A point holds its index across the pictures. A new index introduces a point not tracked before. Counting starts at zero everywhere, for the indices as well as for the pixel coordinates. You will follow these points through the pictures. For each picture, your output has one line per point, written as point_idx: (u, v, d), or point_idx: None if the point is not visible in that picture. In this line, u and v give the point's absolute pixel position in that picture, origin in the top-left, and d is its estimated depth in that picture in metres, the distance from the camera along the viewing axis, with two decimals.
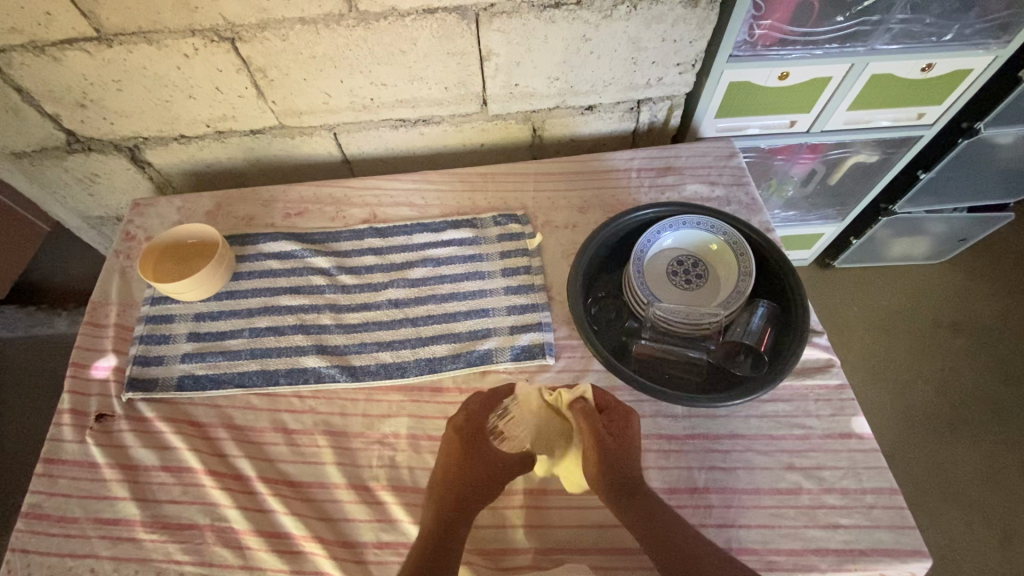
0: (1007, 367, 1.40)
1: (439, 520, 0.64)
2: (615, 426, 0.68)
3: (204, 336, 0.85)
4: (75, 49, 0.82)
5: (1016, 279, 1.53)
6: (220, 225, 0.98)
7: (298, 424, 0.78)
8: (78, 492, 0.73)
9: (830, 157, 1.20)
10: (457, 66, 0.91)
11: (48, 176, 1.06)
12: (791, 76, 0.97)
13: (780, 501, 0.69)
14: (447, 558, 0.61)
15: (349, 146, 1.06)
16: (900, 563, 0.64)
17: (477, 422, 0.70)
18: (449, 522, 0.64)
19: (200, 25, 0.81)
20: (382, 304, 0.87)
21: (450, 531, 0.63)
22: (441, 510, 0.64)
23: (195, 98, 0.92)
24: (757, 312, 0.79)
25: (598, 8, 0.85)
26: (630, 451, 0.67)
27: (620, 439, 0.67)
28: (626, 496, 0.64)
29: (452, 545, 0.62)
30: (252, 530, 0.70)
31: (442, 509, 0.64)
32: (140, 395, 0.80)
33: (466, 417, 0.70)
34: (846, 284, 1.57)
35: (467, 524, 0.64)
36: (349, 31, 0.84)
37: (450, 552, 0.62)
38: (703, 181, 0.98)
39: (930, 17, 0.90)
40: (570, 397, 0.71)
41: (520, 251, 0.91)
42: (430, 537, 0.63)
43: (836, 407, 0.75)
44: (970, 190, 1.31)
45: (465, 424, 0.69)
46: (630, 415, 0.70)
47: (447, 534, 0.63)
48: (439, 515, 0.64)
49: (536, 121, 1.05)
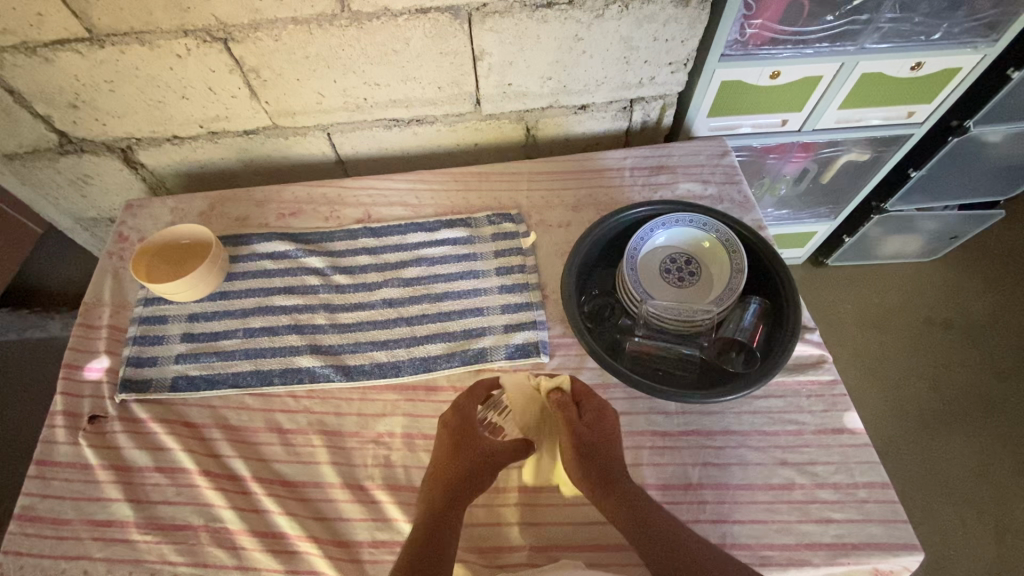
0: (999, 363, 1.41)
1: (431, 513, 0.64)
2: (592, 420, 0.69)
3: (199, 337, 0.84)
4: (67, 50, 0.82)
5: (1008, 277, 1.54)
6: (214, 226, 0.98)
7: (293, 424, 0.78)
8: (71, 494, 0.72)
9: (822, 155, 1.20)
10: (450, 66, 0.92)
11: (40, 178, 1.06)
12: (782, 76, 0.98)
13: (774, 496, 0.69)
14: (439, 550, 0.61)
15: (343, 146, 1.06)
16: (892, 557, 0.65)
17: (464, 414, 0.71)
18: (442, 514, 0.64)
19: (193, 25, 0.81)
20: (376, 303, 0.87)
21: (442, 524, 0.63)
22: (433, 503, 0.65)
23: (189, 99, 0.92)
24: (750, 308, 0.80)
25: (589, 7, 0.85)
26: (610, 443, 0.67)
27: (596, 427, 0.68)
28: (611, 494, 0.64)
29: (444, 537, 0.62)
30: (247, 531, 0.70)
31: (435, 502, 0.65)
32: (134, 396, 0.79)
33: (453, 411, 0.71)
34: (838, 282, 1.58)
35: (457, 517, 0.64)
36: (342, 30, 0.84)
37: (440, 547, 0.61)
38: (696, 180, 0.99)
39: (919, 16, 0.91)
40: (547, 386, 0.72)
41: (514, 250, 0.91)
42: (423, 531, 0.63)
43: (828, 403, 0.75)
44: (960, 187, 1.32)
45: (454, 419, 0.71)
46: (605, 408, 0.70)
47: (439, 528, 0.63)
48: (432, 508, 0.65)
49: (529, 120, 1.06)
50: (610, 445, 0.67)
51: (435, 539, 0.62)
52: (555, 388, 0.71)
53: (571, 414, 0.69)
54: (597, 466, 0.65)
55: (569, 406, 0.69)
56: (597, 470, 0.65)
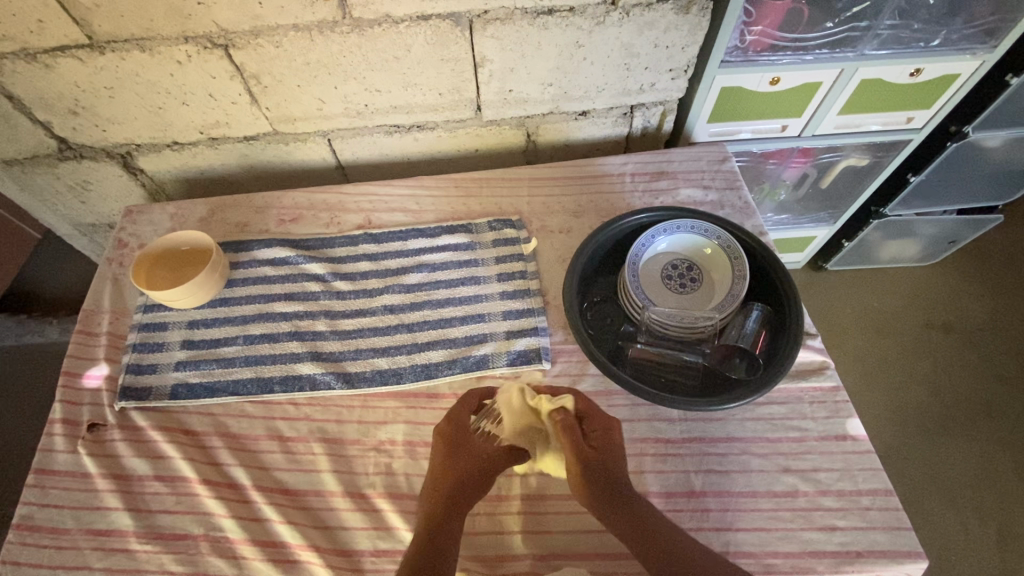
0: (999, 367, 1.42)
1: (431, 518, 0.64)
2: (597, 436, 0.68)
3: (199, 344, 0.84)
4: (67, 56, 0.82)
5: (1006, 281, 1.54)
6: (214, 232, 0.98)
7: (293, 432, 0.77)
8: (70, 504, 0.72)
9: (821, 161, 1.21)
10: (451, 73, 0.92)
11: (39, 184, 1.05)
12: (782, 82, 0.98)
13: (777, 503, 0.69)
14: (439, 558, 0.60)
15: (343, 153, 1.06)
16: (896, 565, 0.65)
17: (460, 423, 0.71)
18: (440, 524, 0.63)
19: (194, 32, 0.81)
20: (377, 310, 0.87)
21: (443, 534, 0.62)
22: (432, 512, 0.64)
23: (189, 105, 0.92)
24: (752, 314, 0.80)
25: (590, 15, 0.85)
26: (614, 455, 0.67)
27: (602, 443, 0.67)
28: (612, 500, 0.63)
29: (446, 546, 0.61)
30: (247, 540, 0.69)
31: (436, 512, 0.64)
32: (133, 404, 0.79)
33: (450, 420, 0.71)
34: (838, 287, 1.58)
35: (457, 526, 0.64)
36: (343, 37, 0.84)
37: (441, 557, 0.60)
38: (696, 186, 0.99)
39: (918, 23, 0.92)
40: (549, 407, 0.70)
41: (515, 256, 0.91)
42: (424, 543, 0.61)
43: (830, 409, 0.75)
44: (958, 193, 1.33)
45: (449, 427, 0.71)
46: (612, 425, 0.69)
47: (438, 534, 0.62)
48: (432, 518, 0.64)
49: (529, 127, 1.06)
50: (613, 456, 0.67)
51: (436, 549, 0.61)
52: (559, 409, 0.69)
53: (575, 433, 0.68)
54: (597, 475, 0.65)
55: (572, 426, 0.68)
56: (603, 482, 0.64)
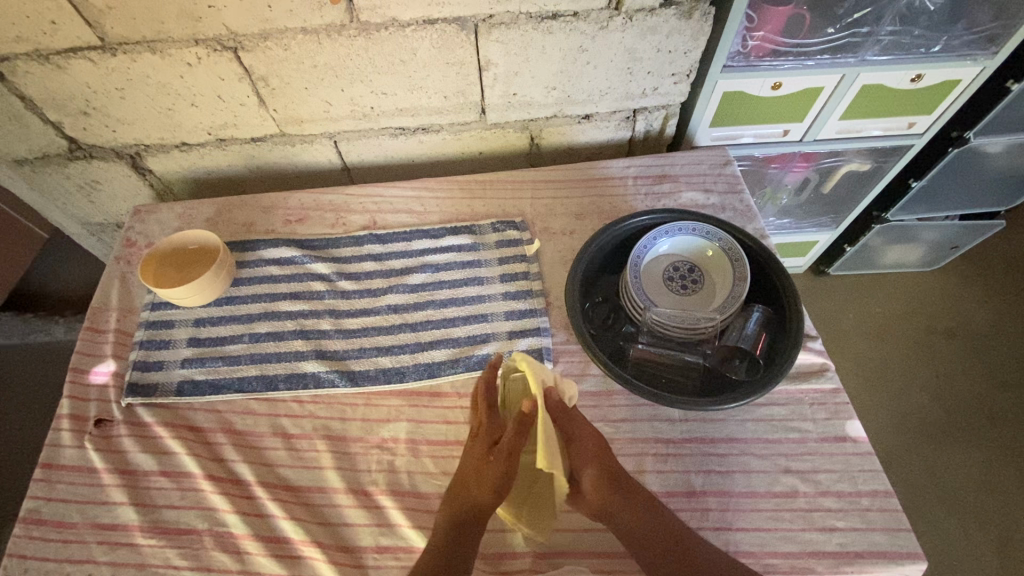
0: (1000, 371, 1.42)
1: (450, 525, 0.65)
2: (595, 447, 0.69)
3: (204, 342, 0.85)
4: (80, 58, 0.83)
5: (1009, 287, 1.55)
6: (221, 232, 0.99)
7: (298, 429, 0.78)
8: (76, 498, 0.73)
9: (823, 165, 1.21)
10: (457, 76, 0.93)
11: (49, 183, 1.07)
12: (783, 87, 0.99)
13: (778, 504, 0.69)
14: (461, 557, 0.63)
15: (349, 154, 1.08)
16: (895, 566, 0.65)
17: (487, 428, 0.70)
18: (464, 531, 0.65)
19: (204, 34, 0.82)
20: (381, 310, 0.88)
21: (461, 539, 0.64)
22: (449, 516, 0.66)
23: (198, 106, 0.93)
24: (753, 316, 0.81)
25: (594, 19, 0.87)
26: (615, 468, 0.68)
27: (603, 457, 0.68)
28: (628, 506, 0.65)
29: (463, 550, 0.63)
30: (250, 535, 0.70)
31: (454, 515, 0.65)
32: (140, 400, 0.80)
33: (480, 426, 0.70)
34: (839, 291, 1.59)
35: (478, 530, 0.65)
36: (350, 41, 0.85)
37: (460, 562, 0.63)
38: (699, 189, 1.00)
39: (919, 29, 0.92)
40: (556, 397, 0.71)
41: (518, 257, 0.92)
42: (439, 550, 0.63)
43: (831, 411, 0.76)
44: (958, 199, 1.34)
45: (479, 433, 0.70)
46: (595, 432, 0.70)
47: (458, 542, 0.64)
48: (450, 522, 0.65)
49: (534, 129, 1.07)
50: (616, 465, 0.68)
51: (454, 554, 0.63)
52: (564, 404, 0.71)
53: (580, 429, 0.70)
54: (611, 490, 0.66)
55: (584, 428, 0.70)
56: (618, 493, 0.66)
